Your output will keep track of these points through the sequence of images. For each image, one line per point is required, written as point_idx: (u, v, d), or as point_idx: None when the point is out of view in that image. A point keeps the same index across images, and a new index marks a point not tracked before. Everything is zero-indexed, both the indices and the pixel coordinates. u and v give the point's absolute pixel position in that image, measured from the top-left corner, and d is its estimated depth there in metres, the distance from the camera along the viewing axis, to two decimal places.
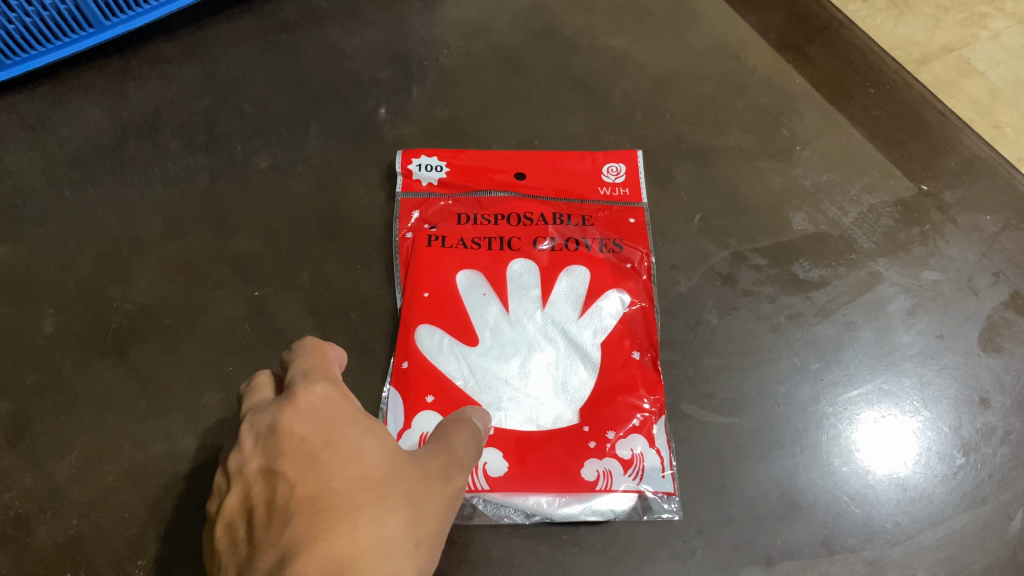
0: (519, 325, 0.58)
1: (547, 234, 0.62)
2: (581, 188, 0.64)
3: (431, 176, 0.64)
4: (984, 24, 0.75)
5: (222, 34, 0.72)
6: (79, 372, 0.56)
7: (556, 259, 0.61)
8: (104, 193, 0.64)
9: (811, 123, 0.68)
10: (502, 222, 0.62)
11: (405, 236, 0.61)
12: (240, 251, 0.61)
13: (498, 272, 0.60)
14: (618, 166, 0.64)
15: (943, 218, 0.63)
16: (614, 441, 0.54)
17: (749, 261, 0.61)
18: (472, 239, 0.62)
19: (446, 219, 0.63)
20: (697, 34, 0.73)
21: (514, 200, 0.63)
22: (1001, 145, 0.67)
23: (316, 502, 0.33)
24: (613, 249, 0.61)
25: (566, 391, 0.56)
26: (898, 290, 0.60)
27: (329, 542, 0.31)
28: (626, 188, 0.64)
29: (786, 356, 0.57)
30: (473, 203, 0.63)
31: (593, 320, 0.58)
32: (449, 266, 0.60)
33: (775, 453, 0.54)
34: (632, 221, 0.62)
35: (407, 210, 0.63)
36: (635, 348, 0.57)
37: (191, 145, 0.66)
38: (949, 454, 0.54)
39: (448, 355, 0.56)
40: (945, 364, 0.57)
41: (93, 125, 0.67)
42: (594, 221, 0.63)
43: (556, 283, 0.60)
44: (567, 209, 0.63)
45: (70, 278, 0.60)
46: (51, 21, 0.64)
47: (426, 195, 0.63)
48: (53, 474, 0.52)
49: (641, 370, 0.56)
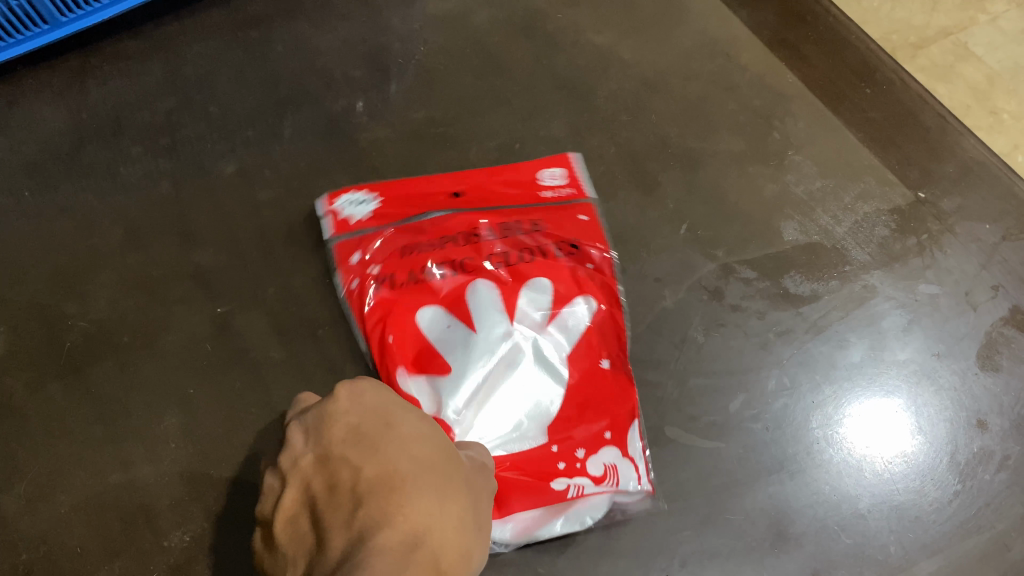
0: (488, 347, 0.54)
1: (502, 250, 0.58)
2: (517, 194, 0.60)
3: (362, 211, 0.59)
4: (982, 7, 0.71)
5: (188, 29, 0.69)
6: (33, 395, 0.53)
7: (514, 275, 0.57)
8: (61, 200, 0.61)
9: (805, 126, 0.65)
10: (451, 244, 0.58)
11: (352, 286, 0.57)
12: (204, 264, 0.58)
13: (456, 298, 0.56)
14: (555, 169, 0.61)
15: (941, 227, 0.60)
16: (584, 458, 0.51)
17: (737, 274, 0.58)
18: (427, 266, 0.57)
19: (392, 253, 0.58)
20: (686, 31, 0.70)
21: (462, 215, 0.59)
22: (995, 133, 0.65)
23: (388, 481, 0.30)
24: (571, 251, 0.58)
25: (542, 405, 0.53)
26: (893, 304, 0.57)
27: (409, 517, 0.29)
28: (568, 189, 0.60)
29: (775, 376, 0.55)
30: (417, 228, 0.58)
31: (561, 332, 0.56)
32: (406, 301, 0.56)
33: (763, 479, 0.52)
34: (582, 219, 0.59)
35: (348, 256, 0.58)
36: (602, 356, 0.55)
37: (155, 149, 0.63)
38: (945, 481, 0.52)
39: (424, 393, 0.53)
40: (942, 384, 0.55)
41: (51, 128, 0.64)
42: (545, 223, 0.59)
43: (518, 301, 0.56)
44: (515, 217, 0.59)
45: (24, 293, 0.57)
46: (2, 18, 0.61)
47: (364, 233, 0.58)
48: (3, 505, 0.50)
49: (612, 377, 0.54)
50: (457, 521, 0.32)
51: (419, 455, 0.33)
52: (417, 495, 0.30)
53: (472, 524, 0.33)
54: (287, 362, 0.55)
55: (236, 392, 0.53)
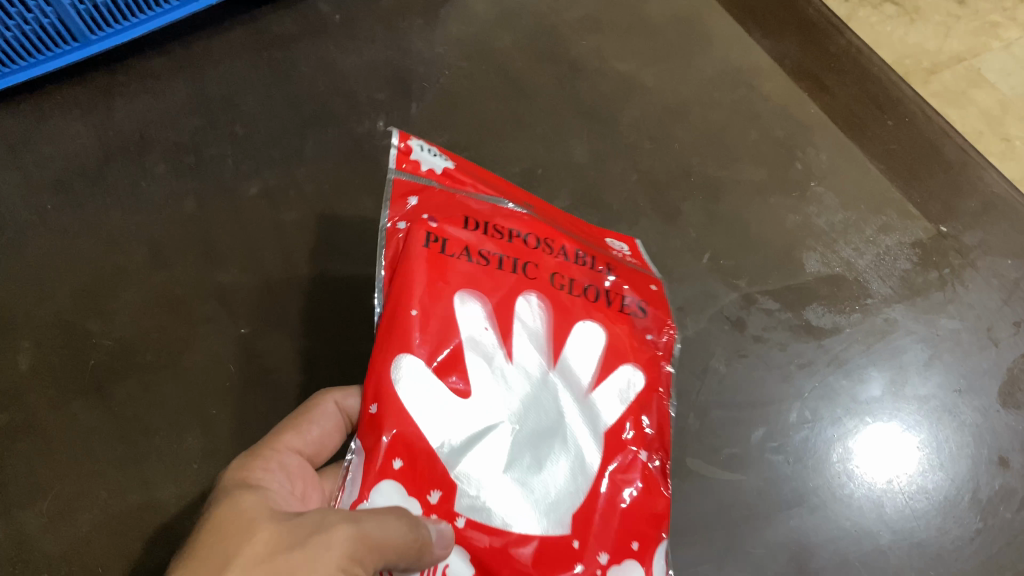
0: (528, 380, 0.38)
1: (566, 270, 0.41)
2: (585, 235, 0.45)
3: (433, 161, 0.42)
4: (996, 33, 0.70)
5: (213, 48, 0.69)
6: (55, 412, 0.54)
7: (574, 309, 0.40)
8: (86, 217, 0.61)
9: (826, 156, 0.65)
10: (516, 241, 0.41)
11: (394, 227, 0.39)
12: (227, 284, 0.58)
13: (505, 303, 0.39)
14: (627, 241, 0.47)
15: (962, 262, 0.60)
16: (605, 568, 0.36)
17: (759, 304, 0.58)
18: (478, 251, 0.39)
19: (450, 217, 0.40)
20: (709, 59, 0.70)
21: (537, 219, 0.42)
22: (1007, 161, 0.65)
23: (206, 526, 0.29)
24: (638, 313, 0.42)
25: (575, 483, 0.37)
26: (915, 339, 0.57)
27: (203, 554, 0.28)
28: (642, 260, 0.46)
29: (795, 409, 0.55)
30: (485, 209, 0.41)
31: (614, 397, 0.39)
32: (444, 278, 0.38)
33: (783, 513, 0.52)
34: (654, 287, 0.44)
35: (400, 192, 0.40)
36: (647, 450, 0.39)
37: (180, 167, 0.63)
38: (966, 519, 0.52)
39: (428, 411, 0.35)
40: (963, 420, 0.55)
41: (77, 145, 0.64)
42: (621, 271, 0.43)
43: (571, 339, 0.40)
44: (589, 249, 0.43)
45: (49, 309, 0.57)
46: (34, 36, 0.61)
47: (428, 181, 0.41)
48: (24, 523, 0.50)
49: (652, 480, 0.39)
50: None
51: (251, 528, 0.29)
52: (219, 571, 0.27)
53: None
54: (310, 385, 0.55)
55: (257, 415, 0.54)
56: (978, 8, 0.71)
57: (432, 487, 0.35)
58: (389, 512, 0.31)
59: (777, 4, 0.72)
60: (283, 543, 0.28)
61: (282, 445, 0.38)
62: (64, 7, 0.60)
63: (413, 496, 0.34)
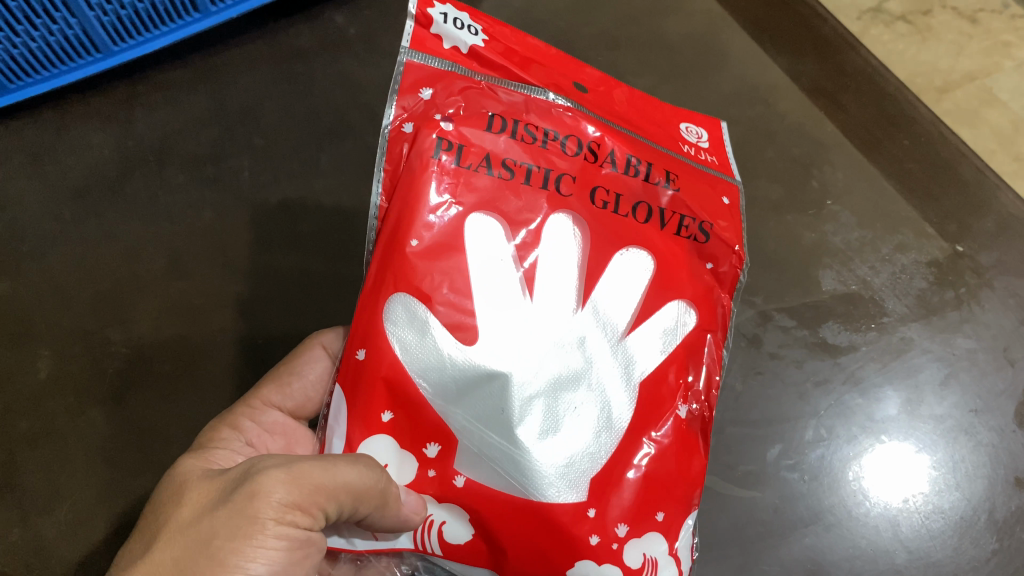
0: (552, 314, 0.38)
1: (613, 183, 0.40)
2: (654, 136, 0.44)
3: (458, 36, 0.41)
4: (1007, 53, 0.70)
5: (234, 60, 0.68)
6: (73, 421, 0.55)
7: (614, 230, 0.40)
8: (106, 226, 0.61)
9: (842, 175, 0.65)
10: (550, 145, 0.40)
11: (400, 127, 0.39)
12: (245, 296, 0.59)
13: (529, 223, 0.39)
14: (698, 130, 0.47)
15: (979, 281, 0.60)
16: (623, 540, 0.37)
17: (776, 321, 0.59)
18: (506, 161, 0.39)
19: (471, 116, 0.39)
20: (727, 76, 0.70)
21: (580, 115, 0.41)
22: (1018, 180, 0.64)
23: (159, 507, 0.34)
24: (697, 235, 0.42)
25: (586, 440, 0.37)
26: (931, 358, 0.57)
27: (151, 530, 0.32)
28: (711, 156, 0.46)
29: (812, 427, 0.55)
30: (515, 104, 0.40)
31: (656, 335, 0.40)
32: (461, 196, 0.38)
33: (800, 531, 0.52)
34: (725, 201, 0.44)
35: (412, 83, 0.39)
36: (685, 399, 0.40)
37: (198, 178, 0.63)
38: (982, 539, 0.52)
39: (420, 350, 0.36)
40: (980, 440, 0.55)
41: (96, 156, 0.64)
42: (681, 181, 0.42)
43: (608, 271, 0.40)
44: (642, 152, 0.41)
45: (69, 318, 0.58)
46: (58, 47, 0.61)
47: (446, 65, 0.40)
48: (42, 530, 0.52)
49: (687, 429, 0.40)
50: (208, 541, 0.30)
51: (200, 494, 0.33)
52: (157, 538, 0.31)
53: (250, 524, 0.30)
54: None
55: None
56: (989, 27, 0.71)
57: (427, 442, 0.36)
58: (340, 457, 0.33)
59: (793, 23, 0.72)
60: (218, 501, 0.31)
61: (262, 404, 0.44)
62: (89, 19, 0.60)
63: (407, 450, 0.36)
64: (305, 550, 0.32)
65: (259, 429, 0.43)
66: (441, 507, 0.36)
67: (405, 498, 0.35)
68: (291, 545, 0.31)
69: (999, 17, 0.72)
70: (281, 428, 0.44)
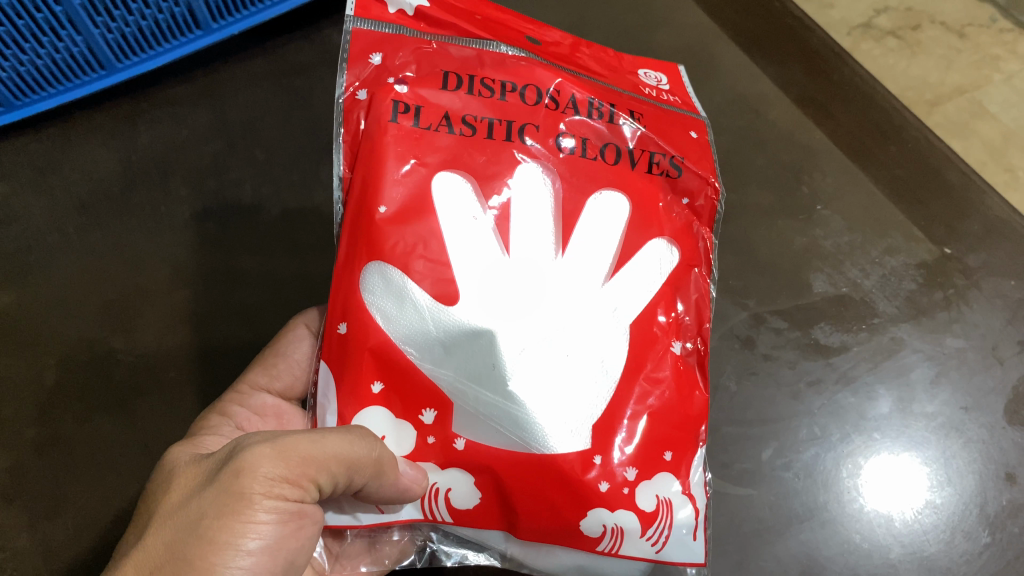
0: (535, 269, 0.41)
1: (579, 128, 0.44)
2: (616, 81, 0.47)
3: (404, 2, 0.44)
4: (997, 66, 0.71)
5: (234, 75, 0.70)
6: (80, 428, 0.56)
7: (583, 175, 0.43)
8: (110, 238, 0.62)
9: (832, 181, 0.67)
10: (509, 96, 0.43)
11: (355, 95, 0.42)
12: (248, 304, 0.60)
13: (497, 176, 0.42)
14: (658, 76, 0.50)
15: (967, 282, 0.61)
16: (634, 484, 0.40)
17: (768, 323, 0.60)
18: (465, 115, 0.42)
19: (425, 77, 0.42)
20: (718, 87, 0.71)
21: (534, 63, 0.44)
22: (1010, 190, 0.66)
23: (150, 492, 0.36)
24: (669, 171, 0.44)
25: (582, 388, 0.40)
26: (921, 357, 0.59)
27: (143, 517, 0.34)
28: (675, 97, 0.48)
29: (806, 425, 0.56)
30: (467, 58, 0.43)
31: (640, 273, 0.43)
32: (427, 156, 0.41)
33: (795, 527, 0.53)
34: (693, 134, 0.46)
35: (360, 51, 0.42)
36: (676, 338, 0.43)
37: (201, 191, 0.65)
38: (975, 532, 0.53)
39: (400, 322, 0.39)
40: (970, 437, 0.56)
41: (101, 169, 0.65)
42: (647, 119, 0.45)
43: (585, 213, 0.43)
44: (604, 95, 0.45)
45: (75, 329, 0.59)
46: (63, 64, 0.63)
47: (394, 28, 0.43)
48: (50, 535, 0.52)
49: (683, 368, 0.43)
50: (198, 521, 0.32)
51: (190, 478, 0.34)
52: (151, 523, 0.33)
53: (238, 500, 0.32)
54: None
55: None
56: (978, 42, 0.72)
57: (421, 409, 0.39)
58: (330, 430, 0.36)
59: (783, 36, 0.74)
60: (208, 481, 0.33)
61: (251, 388, 0.47)
62: (94, 36, 0.62)
63: (403, 421, 0.39)
64: (298, 521, 0.34)
65: (249, 412, 0.46)
66: (445, 473, 0.39)
67: (405, 471, 0.38)
68: (282, 518, 0.33)
69: (987, 31, 0.73)
70: (271, 410, 0.47)
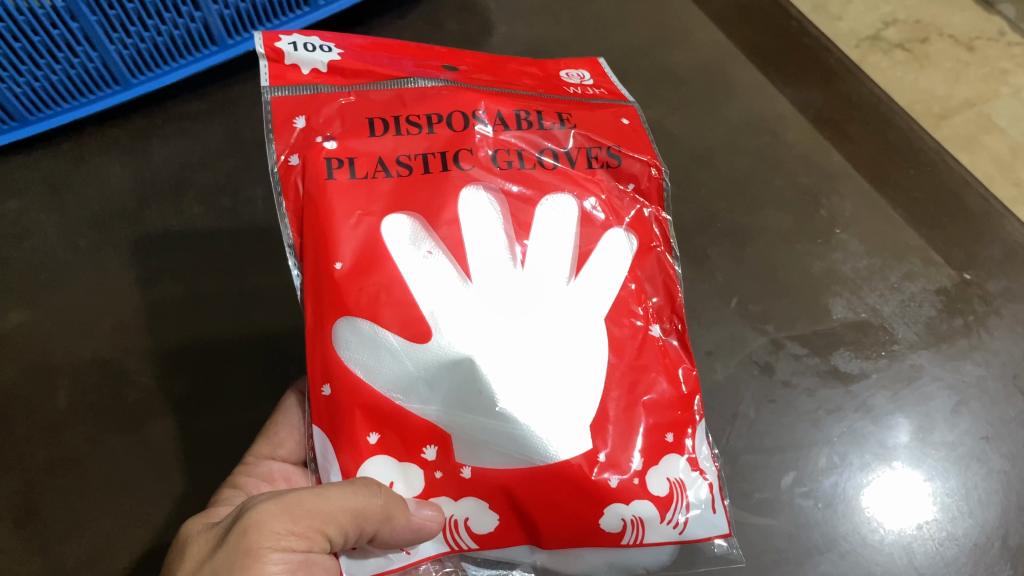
0: (521, 284, 0.40)
1: (515, 143, 0.43)
2: (535, 88, 0.47)
3: (315, 59, 0.43)
4: (1005, 80, 0.71)
5: (248, 92, 0.69)
6: (92, 450, 0.55)
7: (527, 185, 0.43)
8: (124, 256, 0.62)
9: (850, 204, 0.66)
10: (437, 128, 0.42)
11: (287, 162, 0.41)
12: (262, 325, 0.60)
13: (446, 211, 0.41)
14: (579, 72, 0.49)
15: (987, 309, 0.61)
16: (643, 472, 0.40)
17: (787, 348, 0.59)
18: (399, 156, 0.41)
19: (353, 128, 0.41)
20: (735, 108, 0.71)
21: (455, 89, 0.43)
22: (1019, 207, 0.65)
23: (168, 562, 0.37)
24: (610, 162, 0.45)
25: (568, 393, 0.39)
26: (942, 385, 0.58)
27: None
28: (598, 89, 0.48)
29: (825, 454, 0.56)
30: (389, 100, 0.43)
31: (603, 270, 0.43)
32: (372, 205, 0.40)
33: (813, 560, 0.53)
34: (625, 121, 0.46)
35: (285, 117, 0.41)
36: (654, 322, 0.44)
37: (214, 208, 0.64)
38: (996, 566, 0.53)
39: (372, 366, 0.38)
40: (991, 467, 0.55)
41: (115, 186, 0.65)
42: (576, 117, 0.45)
43: (536, 221, 0.42)
44: (525, 104, 0.44)
45: (88, 348, 0.59)
46: (78, 79, 0.63)
47: (311, 88, 0.42)
48: (60, 561, 0.52)
49: (667, 349, 0.43)
50: None
51: (204, 540, 0.35)
52: None
53: (248, 555, 0.33)
54: None
55: None
56: (987, 55, 0.73)
57: (423, 446, 0.39)
58: (336, 483, 0.36)
59: (797, 53, 0.74)
60: (219, 542, 0.34)
61: (257, 458, 0.47)
62: (110, 52, 0.61)
63: (408, 462, 0.39)
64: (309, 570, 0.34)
65: (258, 480, 0.45)
66: (458, 504, 0.39)
67: (417, 512, 0.38)
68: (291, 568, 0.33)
69: (995, 44, 0.73)
70: (279, 474, 0.46)
